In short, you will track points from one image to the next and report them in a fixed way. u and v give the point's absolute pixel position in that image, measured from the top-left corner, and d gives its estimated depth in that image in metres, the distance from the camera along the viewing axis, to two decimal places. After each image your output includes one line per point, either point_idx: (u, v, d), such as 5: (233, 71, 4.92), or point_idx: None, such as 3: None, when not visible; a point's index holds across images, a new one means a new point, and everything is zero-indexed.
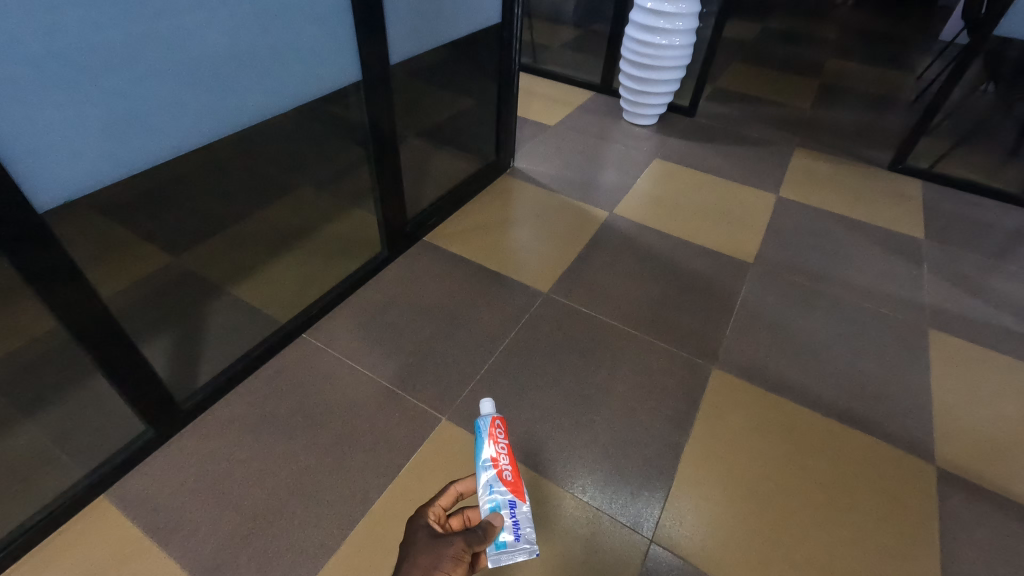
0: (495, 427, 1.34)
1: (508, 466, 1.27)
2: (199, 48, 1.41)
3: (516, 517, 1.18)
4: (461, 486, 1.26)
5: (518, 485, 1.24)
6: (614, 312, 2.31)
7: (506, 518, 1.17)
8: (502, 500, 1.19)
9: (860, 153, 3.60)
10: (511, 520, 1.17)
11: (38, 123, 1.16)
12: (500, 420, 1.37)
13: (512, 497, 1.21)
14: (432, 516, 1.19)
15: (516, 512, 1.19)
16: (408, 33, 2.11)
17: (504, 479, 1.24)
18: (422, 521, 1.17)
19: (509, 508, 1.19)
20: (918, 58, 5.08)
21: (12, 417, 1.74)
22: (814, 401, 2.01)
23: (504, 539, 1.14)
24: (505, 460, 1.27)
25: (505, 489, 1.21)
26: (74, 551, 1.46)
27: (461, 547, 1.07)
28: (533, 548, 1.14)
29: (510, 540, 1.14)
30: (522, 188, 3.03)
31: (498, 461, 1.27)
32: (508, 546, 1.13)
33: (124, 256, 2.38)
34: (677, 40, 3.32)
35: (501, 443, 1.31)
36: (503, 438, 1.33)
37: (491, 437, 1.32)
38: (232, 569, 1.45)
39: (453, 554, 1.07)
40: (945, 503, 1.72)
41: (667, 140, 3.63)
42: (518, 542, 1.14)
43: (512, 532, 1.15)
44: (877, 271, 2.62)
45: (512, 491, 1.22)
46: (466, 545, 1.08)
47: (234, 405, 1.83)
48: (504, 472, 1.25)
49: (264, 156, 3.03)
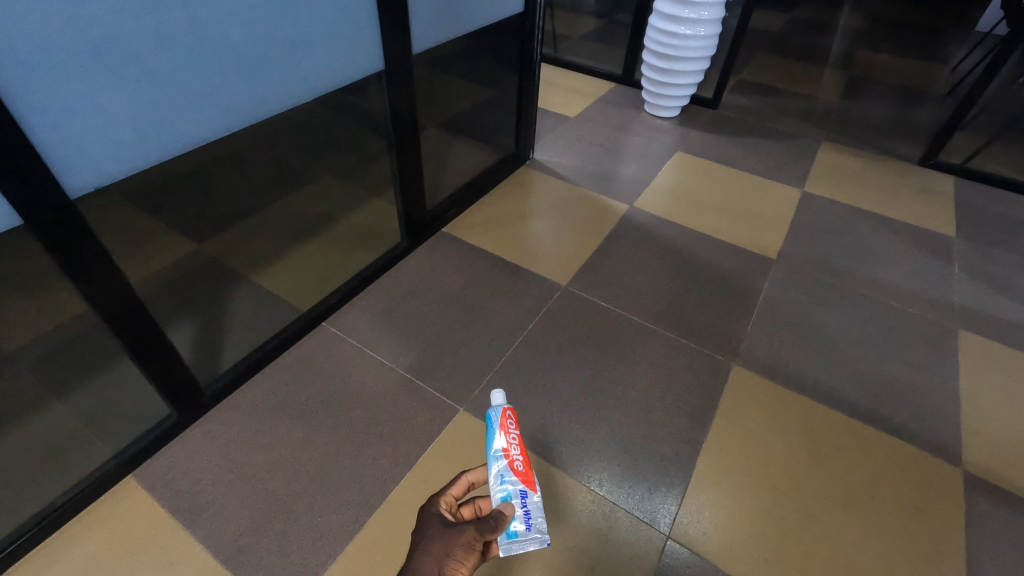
0: (506, 417, 1.34)
1: (519, 456, 1.27)
2: (225, 37, 1.42)
3: (526, 507, 1.19)
4: (472, 476, 1.25)
5: (529, 476, 1.25)
6: (632, 306, 2.29)
7: (518, 508, 1.18)
8: (513, 490, 1.20)
9: (890, 148, 3.50)
10: (522, 510, 1.18)
11: (70, 110, 1.18)
12: (510, 410, 1.36)
13: (523, 488, 1.21)
14: (443, 504, 1.19)
15: (527, 502, 1.20)
16: (431, 22, 2.10)
17: (514, 469, 1.25)
18: (434, 509, 1.16)
19: (520, 498, 1.20)
20: (953, 49, 4.90)
21: (45, 398, 1.79)
22: (837, 401, 1.97)
23: (515, 529, 1.16)
24: (516, 450, 1.27)
25: (516, 479, 1.22)
26: (103, 529, 1.51)
27: (472, 535, 1.08)
28: (544, 537, 1.16)
29: (520, 530, 1.16)
30: (542, 180, 3.00)
31: (509, 452, 1.27)
32: (519, 536, 1.15)
33: (151, 244, 2.43)
34: (703, 30, 3.25)
35: (512, 433, 1.31)
36: (514, 429, 1.33)
37: (503, 428, 1.32)
38: (254, 551, 1.48)
39: (465, 542, 1.07)
40: (973, 508, 1.67)
41: (689, 133, 3.57)
42: (529, 532, 1.16)
43: (523, 522, 1.16)
44: (906, 269, 2.55)
45: (523, 481, 1.23)
46: (478, 533, 1.08)
47: (256, 391, 1.86)
48: (515, 463, 1.26)
49: (285, 146, 3.05)
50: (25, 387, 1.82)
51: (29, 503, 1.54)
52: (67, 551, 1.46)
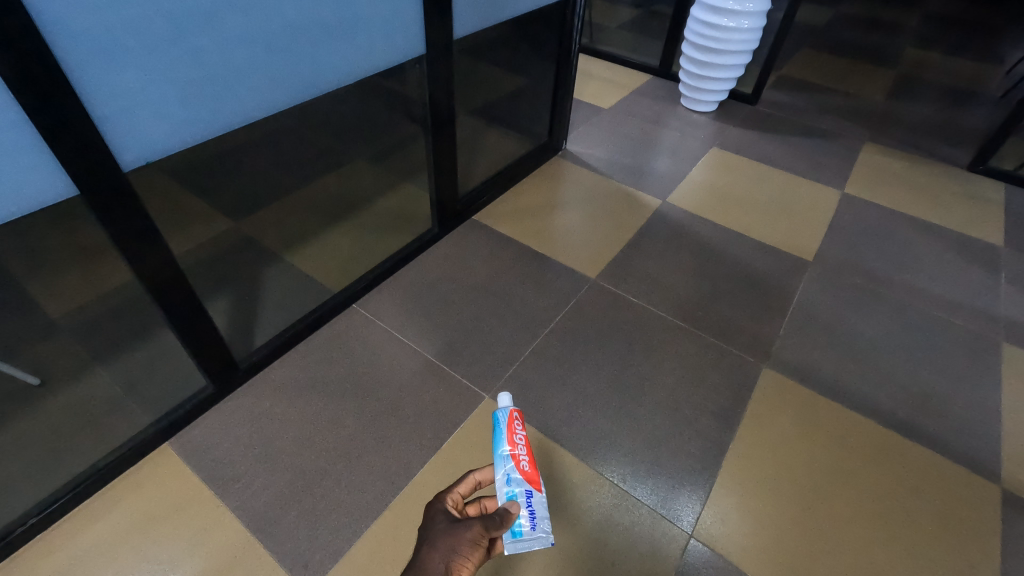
0: (513, 419, 1.35)
1: (525, 457, 1.28)
2: (274, 17, 1.43)
3: (532, 506, 1.19)
4: (479, 475, 1.25)
5: (534, 476, 1.25)
6: (662, 303, 2.26)
7: (523, 507, 1.18)
8: (519, 490, 1.20)
9: (937, 151, 3.37)
10: (528, 509, 1.18)
11: (126, 85, 1.21)
12: (517, 412, 1.38)
13: (528, 487, 1.21)
14: (450, 502, 1.19)
15: (533, 502, 1.20)
16: (472, 8, 2.08)
17: (521, 468, 1.25)
18: (441, 505, 1.17)
19: (526, 497, 1.20)
20: (1009, 50, 4.68)
21: (88, 363, 1.86)
22: (871, 409, 1.91)
23: (520, 527, 1.15)
24: (522, 451, 1.28)
25: (522, 479, 1.22)
26: (141, 493, 1.56)
27: (478, 531, 1.08)
28: (548, 537, 1.15)
29: (526, 529, 1.15)
30: (574, 171, 2.97)
31: (515, 452, 1.27)
32: (524, 535, 1.15)
33: (189, 219, 2.49)
34: (746, 23, 3.16)
35: (519, 435, 1.32)
36: (521, 431, 1.33)
37: (509, 429, 1.33)
38: (282, 523, 1.52)
39: (472, 537, 1.08)
40: (1010, 526, 1.62)
41: (726, 128, 3.49)
42: (534, 531, 1.15)
43: (529, 521, 1.16)
44: (949, 278, 2.46)
45: (528, 481, 1.23)
46: (483, 529, 1.08)
47: (287, 367, 1.90)
48: (522, 463, 1.26)
49: (319, 129, 3.08)
50: (69, 352, 1.89)
51: (73, 464, 1.61)
52: (107, 512, 1.52)
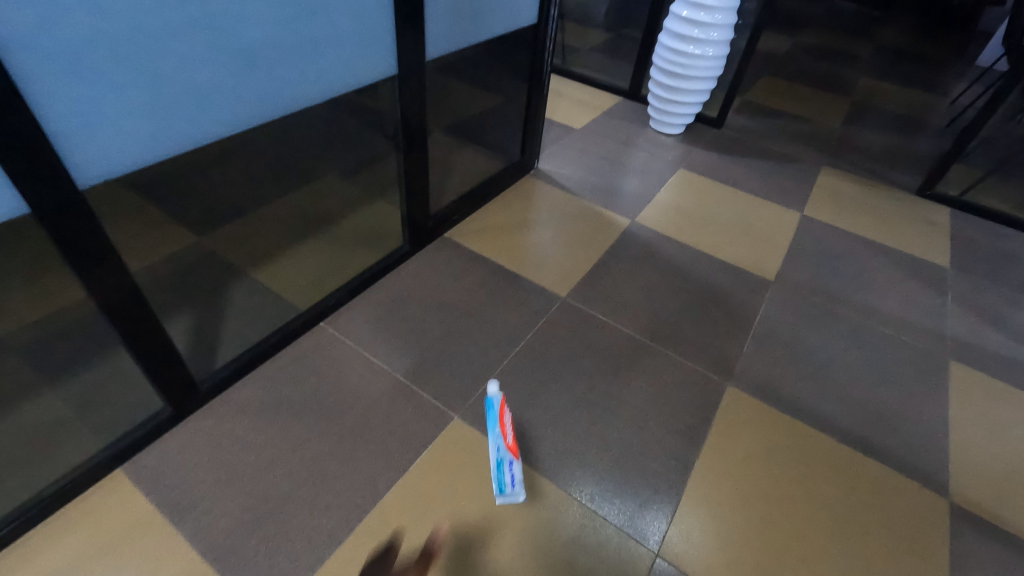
0: (502, 407, 1.81)
1: (511, 434, 1.75)
2: (242, 36, 1.42)
3: (512, 472, 1.67)
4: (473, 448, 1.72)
5: (516, 449, 1.73)
6: (630, 321, 2.30)
7: (507, 471, 1.67)
8: (504, 459, 1.68)
9: (889, 176, 3.55)
10: (510, 474, 1.67)
11: (84, 102, 1.18)
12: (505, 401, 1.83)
13: (511, 457, 1.69)
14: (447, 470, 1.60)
15: (513, 469, 1.68)
16: (444, 31, 2.11)
17: (507, 443, 1.72)
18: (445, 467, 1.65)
19: (508, 464, 1.68)
20: (954, 82, 4.99)
21: (36, 385, 1.77)
22: (829, 426, 1.98)
23: (505, 486, 1.66)
24: (508, 430, 1.75)
25: (507, 451, 1.70)
26: (90, 522, 1.49)
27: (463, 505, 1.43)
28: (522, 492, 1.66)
29: (508, 486, 1.65)
30: (546, 190, 3.01)
31: (503, 431, 1.75)
32: (506, 491, 1.65)
33: (151, 233, 2.42)
34: (711, 51, 3.29)
35: (505, 419, 1.78)
36: (507, 417, 1.80)
37: (499, 414, 1.80)
38: (241, 551, 1.47)
39: None
40: (957, 538, 1.69)
41: (692, 150, 3.61)
42: (514, 488, 1.65)
43: (510, 481, 1.66)
44: (900, 298, 2.58)
45: (511, 453, 1.70)
46: None
47: (251, 387, 1.85)
48: (508, 439, 1.73)
49: (289, 143, 3.05)
50: (17, 373, 1.80)
51: (16, 492, 1.52)
52: (53, 543, 1.44)
